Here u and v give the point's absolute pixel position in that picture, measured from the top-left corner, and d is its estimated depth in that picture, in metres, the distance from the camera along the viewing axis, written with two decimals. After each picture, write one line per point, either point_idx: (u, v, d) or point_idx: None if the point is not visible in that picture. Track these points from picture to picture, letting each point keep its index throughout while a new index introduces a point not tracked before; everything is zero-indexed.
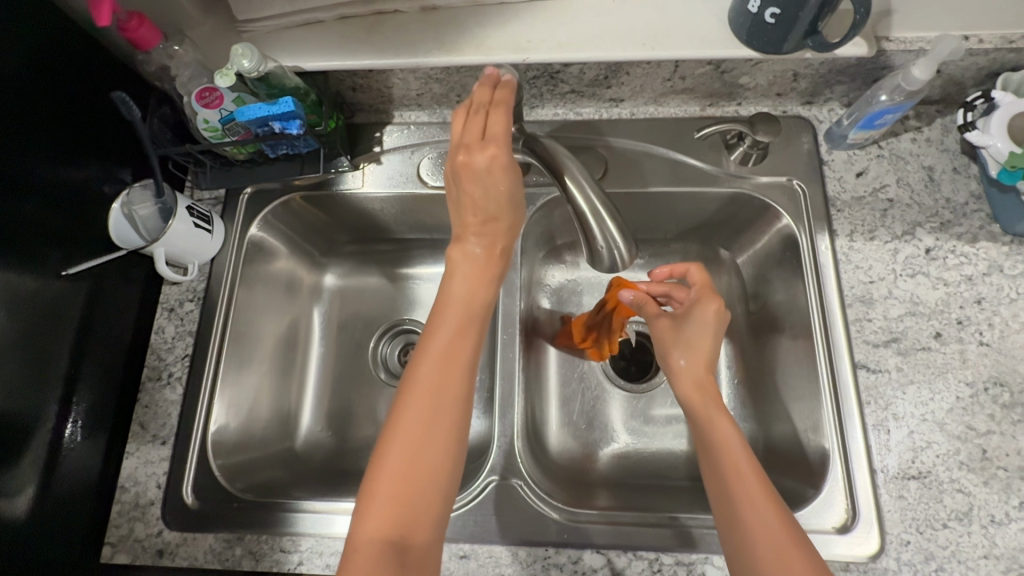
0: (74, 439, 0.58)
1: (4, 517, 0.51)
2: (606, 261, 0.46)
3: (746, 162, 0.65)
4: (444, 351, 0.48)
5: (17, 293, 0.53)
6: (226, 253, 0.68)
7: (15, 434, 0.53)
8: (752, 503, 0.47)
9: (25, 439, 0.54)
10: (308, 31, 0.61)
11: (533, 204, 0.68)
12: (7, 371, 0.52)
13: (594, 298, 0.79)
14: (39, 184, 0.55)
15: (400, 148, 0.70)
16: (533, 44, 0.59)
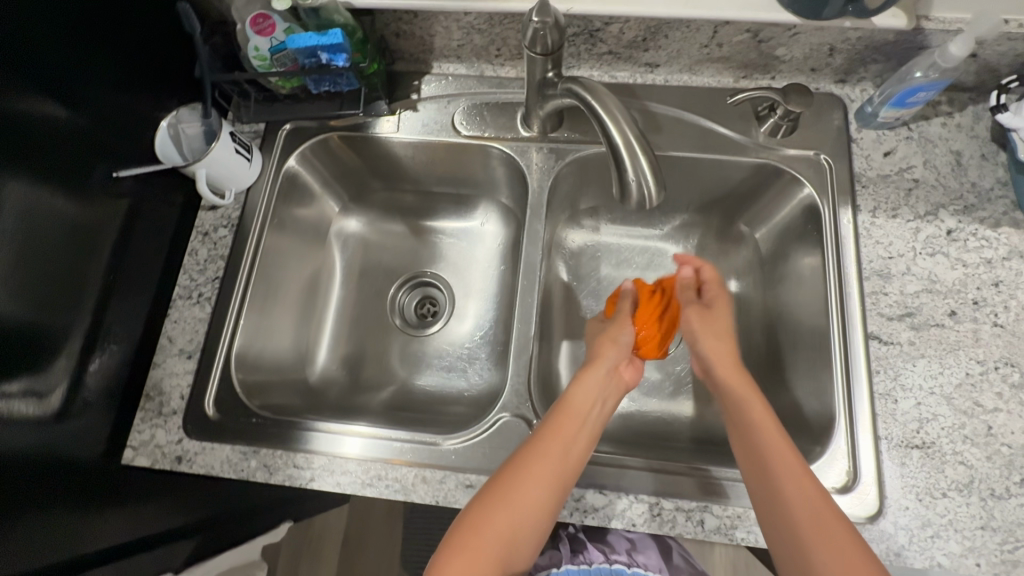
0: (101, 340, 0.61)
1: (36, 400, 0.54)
2: (634, 198, 0.48)
3: (775, 133, 0.67)
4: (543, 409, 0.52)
5: (63, 191, 0.56)
6: (262, 184, 0.70)
7: (50, 325, 0.55)
8: (830, 548, 0.46)
9: (61, 331, 0.57)
10: None
11: (561, 159, 0.70)
12: (50, 264, 0.55)
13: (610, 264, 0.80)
14: (90, 92, 0.58)
15: (436, 97, 0.72)
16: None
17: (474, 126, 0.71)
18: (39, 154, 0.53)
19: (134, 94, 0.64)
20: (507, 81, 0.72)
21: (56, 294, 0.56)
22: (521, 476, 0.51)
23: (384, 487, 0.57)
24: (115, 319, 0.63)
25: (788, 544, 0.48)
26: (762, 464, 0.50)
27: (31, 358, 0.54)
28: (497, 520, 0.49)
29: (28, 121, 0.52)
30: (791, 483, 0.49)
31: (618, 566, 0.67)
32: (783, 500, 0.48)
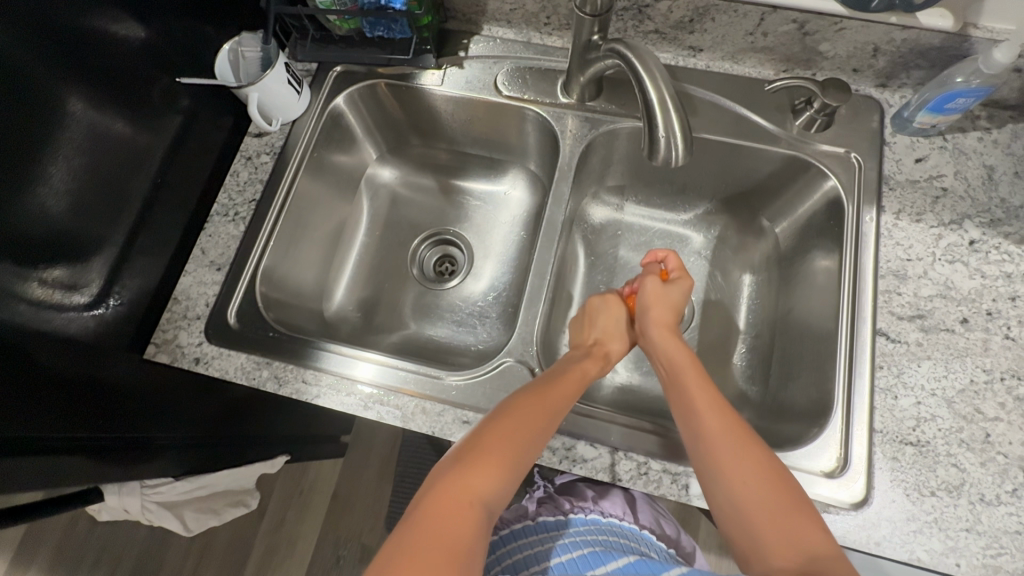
0: (138, 242, 0.65)
1: (75, 282, 0.58)
2: (661, 155, 0.49)
3: (809, 127, 0.68)
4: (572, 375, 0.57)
5: (128, 94, 0.60)
6: (307, 118, 0.73)
7: (99, 216, 0.60)
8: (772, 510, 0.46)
9: (106, 224, 0.61)
10: None
11: (595, 129, 0.71)
12: (107, 159, 0.59)
13: (631, 243, 0.81)
14: (165, 5, 0.62)
15: (483, 57, 0.75)
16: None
17: (515, 88, 0.73)
18: (107, 52, 0.57)
19: (202, 14, 0.68)
20: (553, 50, 0.75)
21: (106, 187, 0.60)
22: (544, 404, 0.53)
23: (385, 412, 0.60)
24: (156, 222, 0.66)
25: (703, 466, 0.50)
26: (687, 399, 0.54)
27: (75, 241, 0.57)
28: (523, 439, 0.50)
29: (105, 18, 0.56)
30: (709, 412, 0.52)
31: (591, 514, 0.68)
32: (709, 434, 0.50)
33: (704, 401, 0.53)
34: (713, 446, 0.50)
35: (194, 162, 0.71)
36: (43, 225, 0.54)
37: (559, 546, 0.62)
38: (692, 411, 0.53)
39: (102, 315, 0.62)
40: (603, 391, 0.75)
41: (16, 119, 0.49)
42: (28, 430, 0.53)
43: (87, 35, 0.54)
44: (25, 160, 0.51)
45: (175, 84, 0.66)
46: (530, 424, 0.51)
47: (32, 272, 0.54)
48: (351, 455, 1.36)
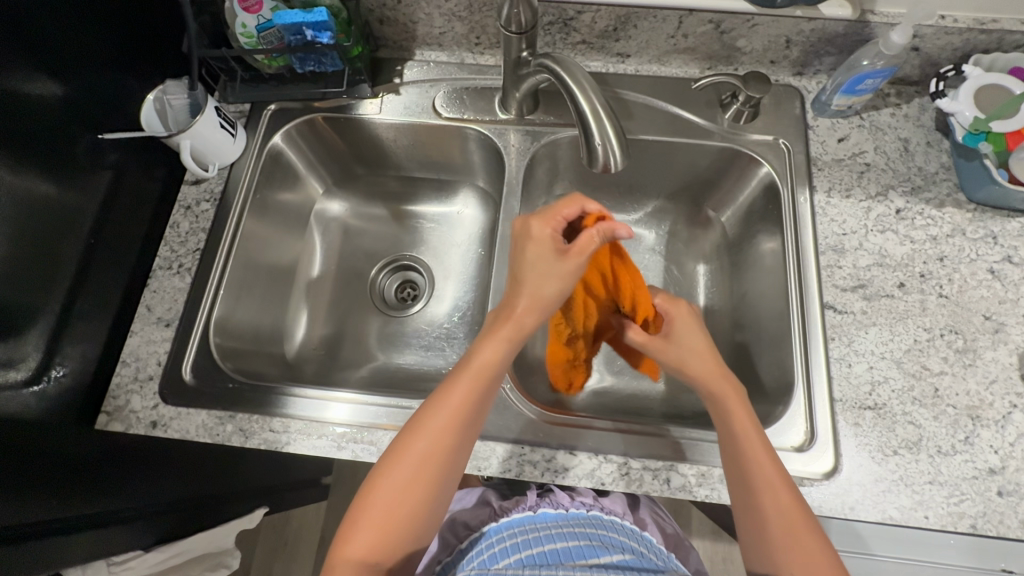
0: (76, 309, 0.61)
1: (15, 356, 0.55)
2: (599, 161, 0.51)
3: (738, 119, 0.71)
4: (460, 385, 0.52)
5: (50, 156, 0.57)
6: (246, 160, 0.72)
7: (29, 286, 0.56)
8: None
9: (37, 294, 0.57)
10: None
11: (537, 141, 0.73)
12: (30, 225, 0.56)
13: None
14: (78, 61, 0.60)
15: (419, 82, 0.75)
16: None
17: (454, 109, 0.74)
18: (20, 111, 0.54)
19: (121, 66, 0.66)
20: (487, 68, 0.76)
21: (33, 256, 0.56)
22: (415, 445, 0.50)
23: (359, 449, 0.58)
24: (94, 285, 0.63)
25: (754, 532, 0.50)
26: (744, 467, 0.50)
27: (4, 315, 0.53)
28: (390, 492, 0.49)
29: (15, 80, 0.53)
30: (767, 483, 0.49)
31: (593, 509, 0.69)
32: (753, 480, 0.50)
33: (765, 470, 0.50)
34: (765, 519, 0.49)
35: (128, 219, 0.68)
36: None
37: (556, 535, 0.63)
38: (748, 480, 0.50)
39: (44, 390, 0.57)
40: (578, 397, 0.76)
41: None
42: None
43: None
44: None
45: (100, 139, 0.64)
46: (403, 473, 0.49)
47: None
48: (335, 495, 1.32)
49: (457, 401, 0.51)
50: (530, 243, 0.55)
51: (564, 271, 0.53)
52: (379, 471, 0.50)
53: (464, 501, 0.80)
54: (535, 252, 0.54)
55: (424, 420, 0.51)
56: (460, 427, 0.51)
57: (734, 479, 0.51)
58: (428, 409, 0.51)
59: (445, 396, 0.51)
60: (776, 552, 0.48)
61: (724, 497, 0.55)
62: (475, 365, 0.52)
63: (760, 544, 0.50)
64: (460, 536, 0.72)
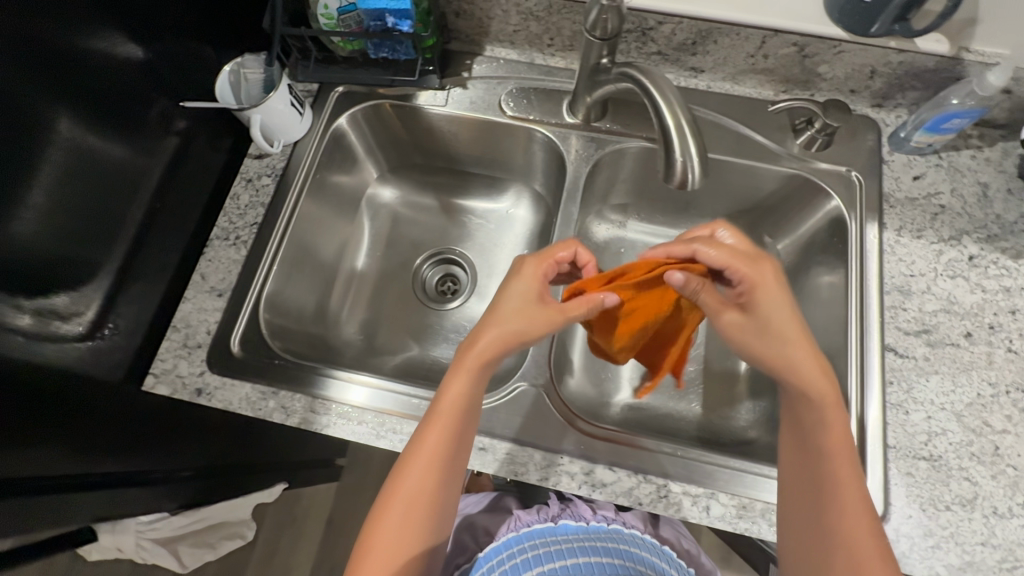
0: (134, 270, 0.62)
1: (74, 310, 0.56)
2: (676, 178, 0.50)
3: (810, 146, 0.69)
4: (433, 433, 0.51)
5: (123, 118, 0.58)
6: (310, 139, 0.72)
7: (94, 243, 0.57)
8: None
9: (100, 251, 0.58)
10: None
11: (601, 149, 0.72)
12: (99, 183, 0.57)
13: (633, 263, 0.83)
14: (161, 27, 0.61)
15: (487, 77, 0.74)
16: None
17: (519, 108, 0.73)
18: (102, 68, 0.55)
19: (201, 35, 0.66)
20: (556, 70, 0.75)
21: (100, 212, 0.57)
22: (405, 486, 0.50)
23: (397, 440, 0.58)
24: (152, 248, 0.64)
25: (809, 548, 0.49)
26: (822, 484, 0.49)
27: (67, 267, 0.55)
28: (392, 532, 0.50)
29: (99, 37, 0.54)
30: (845, 502, 0.48)
31: (613, 524, 0.68)
32: (825, 471, 0.49)
33: (848, 495, 0.48)
34: (833, 539, 0.48)
35: (191, 187, 0.69)
36: (21, 245, 0.50)
37: (576, 548, 0.62)
38: (818, 498, 0.49)
39: (97, 346, 0.58)
40: (612, 411, 0.75)
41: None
42: (6, 471, 0.51)
43: (83, 52, 0.52)
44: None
45: (172, 106, 0.64)
46: (397, 518, 0.50)
47: (10, 298, 0.50)
48: (347, 477, 1.33)
49: (430, 450, 0.50)
50: (517, 280, 0.54)
51: (533, 313, 0.52)
52: (375, 514, 0.51)
53: (480, 504, 0.79)
54: (513, 290, 0.53)
55: (405, 468, 0.51)
56: (444, 461, 0.51)
57: (807, 467, 0.50)
58: (408, 455, 0.51)
59: (423, 446, 0.51)
60: (832, 553, 0.48)
61: (764, 532, 0.54)
62: (441, 410, 0.51)
63: (810, 544, 0.49)
64: (479, 542, 0.72)
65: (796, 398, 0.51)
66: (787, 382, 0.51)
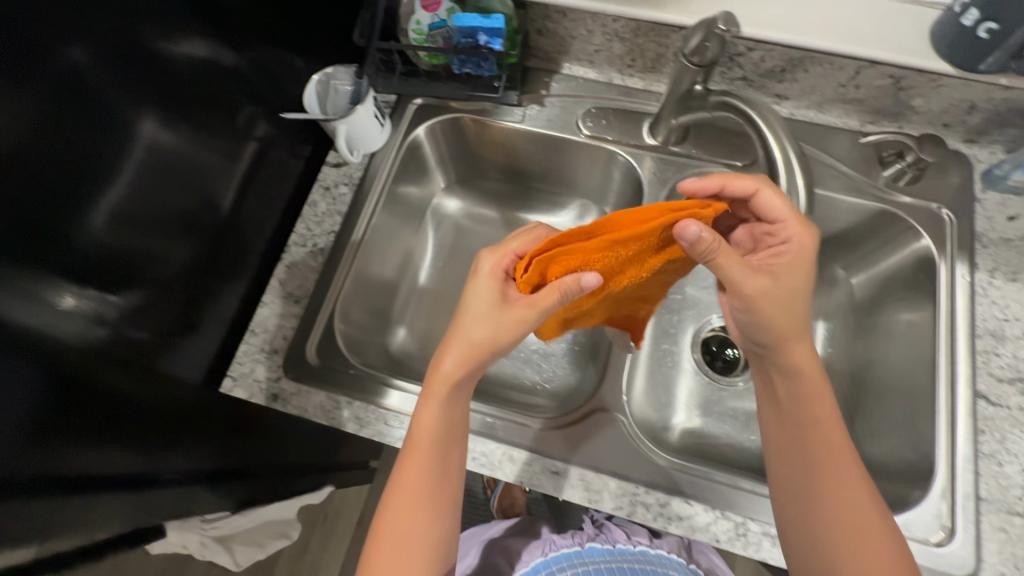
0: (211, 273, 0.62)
1: (144, 307, 0.54)
2: (778, 212, 0.48)
3: (898, 179, 0.67)
4: (416, 454, 0.51)
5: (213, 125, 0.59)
6: (388, 150, 0.73)
7: (162, 237, 0.55)
8: None
9: (167, 247, 0.56)
10: None
11: (679, 172, 0.71)
12: (168, 178, 0.54)
13: (695, 288, 0.84)
14: (254, 36, 0.61)
15: (565, 96, 0.74)
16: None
17: (596, 128, 0.73)
18: (187, 69, 0.54)
19: (291, 45, 0.67)
20: (635, 91, 0.74)
21: (168, 207, 0.55)
22: (396, 499, 0.51)
23: (470, 459, 0.58)
24: (229, 251, 0.64)
25: (807, 530, 0.48)
26: (813, 465, 0.49)
27: (138, 264, 0.52)
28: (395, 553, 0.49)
29: (199, 45, 0.54)
30: (831, 477, 0.48)
31: (641, 547, 0.70)
32: (811, 455, 0.49)
33: (837, 472, 0.48)
34: (837, 524, 0.47)
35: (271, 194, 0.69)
36: (102, 248, 0.48)
37: (605, 571, 0.65)
38: (811, 478, 0.49)
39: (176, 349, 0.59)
40: (671, 436, 0.74)
41: (64, 124, 0.42)
42: (86, 469, 0.50)
43: (164, 47, 0.50)
44: (77, 172, 0.44)
45: (255, 111, 0.64)
46: (393, 542, 0.50)
47: (89, 303, 0.48)
48: (379, 480, 1.34)
49: (415, 472, 0.50)
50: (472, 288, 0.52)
51: (500, 319, 0.50)
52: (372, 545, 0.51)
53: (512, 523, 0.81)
54: (472, 298, 0.51)
55: (394, 491, 0.51)
56: (431, 470, 0.50)
57: (788, 442, 0.51)
58: (397, 479, 0.51)
59: (411, 467, 0.51)
60: (834, 538, 0.47)
61: None
62: (419, 433, 0.50)
63: (805, 526, 0.48)
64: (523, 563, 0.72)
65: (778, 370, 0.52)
66: (768, 351, 0.51)
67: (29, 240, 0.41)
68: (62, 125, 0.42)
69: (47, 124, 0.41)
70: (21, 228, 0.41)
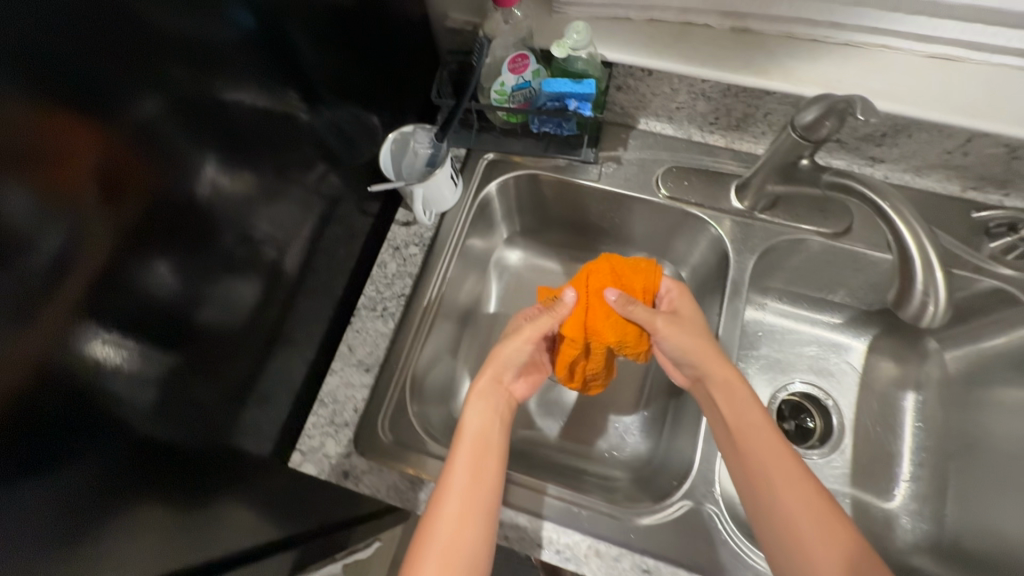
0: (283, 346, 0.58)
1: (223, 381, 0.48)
2: (912, 312, 0.45)
3: (1007, 252, 0.62)
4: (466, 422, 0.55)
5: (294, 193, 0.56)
6: (460, 208, 0.70)
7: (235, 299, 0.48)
8: None
9: (238, 309, 0.49)
10: (612, 24, 0.61)
11: (769, 239, 0.66)
12: (238, 233, 0.47)
13: (771, 351, 0.79)
14: (329, 97, 0.59)
15: (642, 153, 0.71)
16: (843, 86, 0.56)
17: (677, 189, 0.69)
18: (254, 123, 0.48)
19: (363, 103, 0.65)
20: (716, 149, 0.71)
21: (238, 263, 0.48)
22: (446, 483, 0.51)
23: (556, 554, 0.55)
24: (302, 320, 0.59)
25: (787, 541, 0.49)
26: (755, 469, 0.53)
27: (212, 336, 0.46)
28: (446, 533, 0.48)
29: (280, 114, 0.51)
30: (790, 486, 0.51)
31: None
32: (757, 459, 0.53)
33: (782, 472, 0.52)
34: (799, 531, 0.49)
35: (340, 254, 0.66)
36: (171, 325, 0.40)
37: None
38: (770, 483, 0.52)
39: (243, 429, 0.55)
40: None
41: (128, 181, 0.35)
42: None
43: (227, 96, 0.43)
44: (152, 240, 0.37)
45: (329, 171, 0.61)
46: (435, 519, 0.49)
47: (169, 391, 0.41)
48: None
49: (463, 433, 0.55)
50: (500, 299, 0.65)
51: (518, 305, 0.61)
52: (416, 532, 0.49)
53: None
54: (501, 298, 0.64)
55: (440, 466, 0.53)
56: (479, 447, 0.54)
57: (737, 453, 0.55)
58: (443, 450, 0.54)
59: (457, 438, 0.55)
60: (807, 543, 0.48)
61: None
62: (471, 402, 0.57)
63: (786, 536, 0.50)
64: None
65: (722, 386, 0.57)
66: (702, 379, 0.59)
67: (92, 320, 0.33)
68: (128, 184, 0.35)
69: (113, 183, 0.34)
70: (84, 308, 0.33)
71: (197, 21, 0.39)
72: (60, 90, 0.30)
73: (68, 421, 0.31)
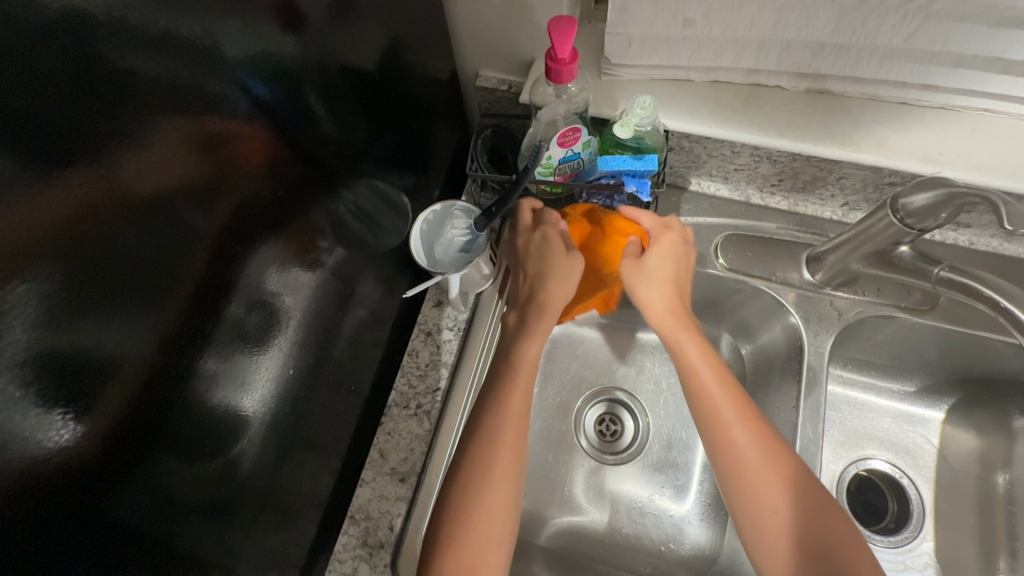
0: (301, 468, 0.50)
1: (208, 494, 0.40)
2: None
3: None
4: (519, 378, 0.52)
5: (313, 297, 0.49)
6: (494, 289, 0.65)
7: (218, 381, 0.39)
8: (819, 522, 0.46)
9: (224, 391, 0.40)
10: (674, 88, 0.57)
11: (844, 317, 0.60)
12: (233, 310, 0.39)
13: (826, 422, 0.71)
14: (352, 180, 0.52)
15: (694, 220, 0.65)
16: (946, 158, 0.51)
17: (738, 260, 0.62)
18: (264, 192, 0.40)
19: (388, 178, 0.58)
20: (777, 213, 0.64)
21: (232, 334, 0.39)
22: (495, 476, 0.47)
23: None
24: (324, 432, 0.53)
25: (738, 479, 0.49)
26: (711, 411, 0.52)
27: (196, 422, 0.38)
28: (484, 525, 0.45)
29: (296, 211, 0.44)
30: (740, 425, 0.50)
31: None
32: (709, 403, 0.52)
33: (731, 412, 0.51)
34: (748, 464, 0.49)
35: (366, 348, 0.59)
36: (139, 407, 0.33)
37: None
38: (722, 424, 0.51)
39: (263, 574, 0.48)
40: None
41: (109, 242, 0.28)
42: None
43: (223, 158, 0.35)
44: (118, 293, 0.30)
45: (352, 260, 0.54)
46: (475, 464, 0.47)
47: (137, 481, 0.33)
48: None
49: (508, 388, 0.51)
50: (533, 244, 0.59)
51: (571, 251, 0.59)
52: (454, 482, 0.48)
53: None
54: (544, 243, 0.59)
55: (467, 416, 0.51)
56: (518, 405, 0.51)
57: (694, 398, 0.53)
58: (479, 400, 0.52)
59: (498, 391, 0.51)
60: (755, 480, 0.48)
61: None
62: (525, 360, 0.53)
63: (743, 477, 0.49)
64: None
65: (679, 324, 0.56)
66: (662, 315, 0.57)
67: (100, 401, 0.30)
68: (132, 255, 0.30)
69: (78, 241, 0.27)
70: (91, 387, 0.29)
71: (194, 73, 0.32)
72: (30, 180, 0.24)
73: (67, 517, 0.29)
